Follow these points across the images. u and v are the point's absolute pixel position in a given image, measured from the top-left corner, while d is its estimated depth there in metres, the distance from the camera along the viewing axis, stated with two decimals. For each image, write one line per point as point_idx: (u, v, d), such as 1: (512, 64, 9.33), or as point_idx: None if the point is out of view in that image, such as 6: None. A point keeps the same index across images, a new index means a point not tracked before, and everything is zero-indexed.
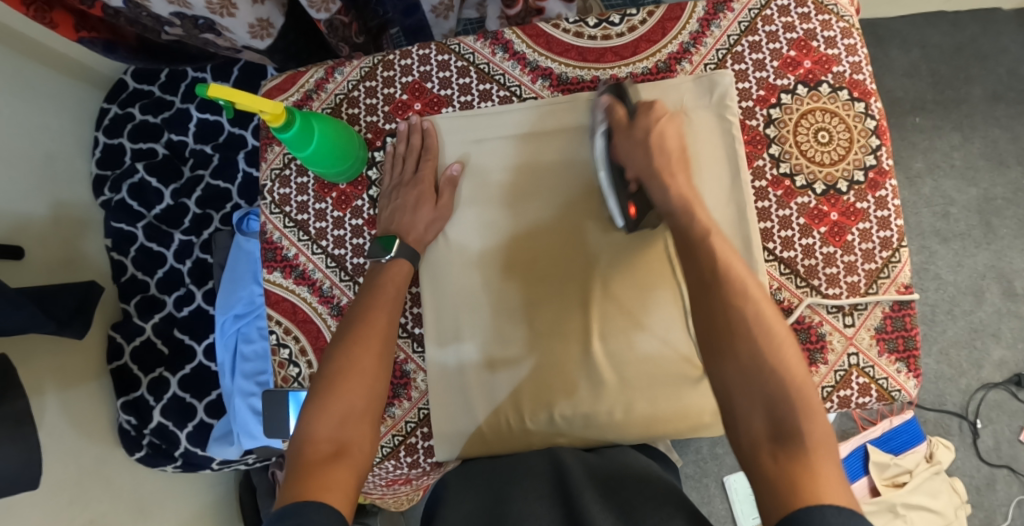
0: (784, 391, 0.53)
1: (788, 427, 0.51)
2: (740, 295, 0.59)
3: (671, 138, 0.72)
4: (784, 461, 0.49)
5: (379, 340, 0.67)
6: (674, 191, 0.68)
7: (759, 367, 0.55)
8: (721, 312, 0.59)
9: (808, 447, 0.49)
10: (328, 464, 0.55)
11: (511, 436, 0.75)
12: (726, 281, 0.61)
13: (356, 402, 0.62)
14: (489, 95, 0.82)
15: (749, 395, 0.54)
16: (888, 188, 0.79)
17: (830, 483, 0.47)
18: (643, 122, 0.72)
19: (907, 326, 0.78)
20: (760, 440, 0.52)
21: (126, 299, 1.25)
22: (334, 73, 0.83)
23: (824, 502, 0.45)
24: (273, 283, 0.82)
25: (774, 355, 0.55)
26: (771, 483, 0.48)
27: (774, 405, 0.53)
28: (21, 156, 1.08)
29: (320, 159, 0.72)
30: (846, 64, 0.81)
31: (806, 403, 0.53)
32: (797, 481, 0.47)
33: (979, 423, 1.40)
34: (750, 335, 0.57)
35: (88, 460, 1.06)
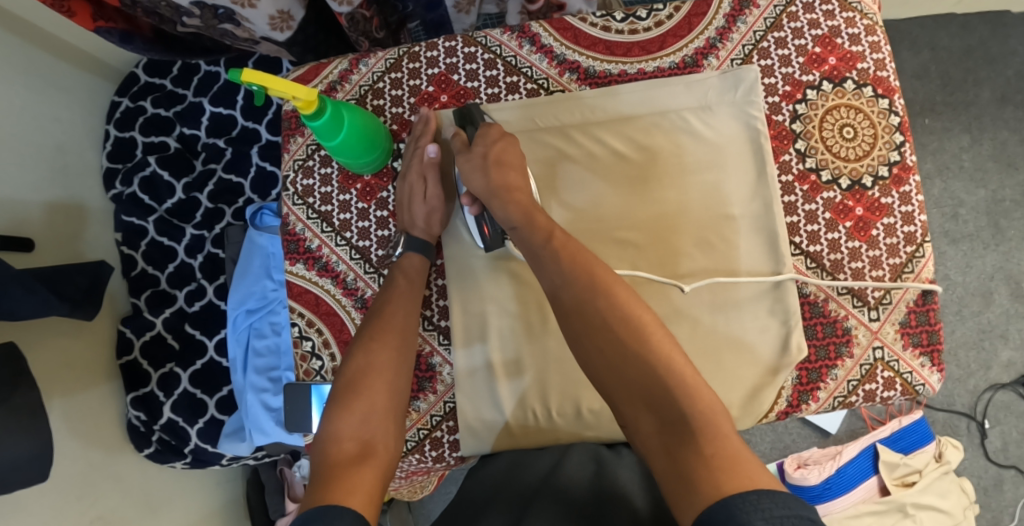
0: (662, 383, 0.53)
1: (673, 418, 0.51)
2: (590, 289, 0.60)
3: (513, 155, 0.73)
4: (676, 453, 0.49)
5: (398, 337, 0.67)
6: (513, 208, 0.69)
7: (621, 360, 0.55)
8: (581, 314, 0.59)
9: (695, 431, 0.50)
10: (353, 464, 0.54)
11: (538, 431, 0.75)
12: (574, 279, 0.61)
13: (378, 399, 0.61)
14: (516, 88, 0.82)
15: (628, 394, 0.54)
16: (911, 184, 0.79)
17: (736, 469, 0.46)
18: (483, 142, 0.73)
19: (931, 321, 0.78)
20: (649, 436, 0.52)
21: (137, 294, 1.23)
22: (359, 64, 0.83)
23: (724, 493, 0.44)
24: (296, 275, 0.81)
25: (638, 345, 0.55)
26: (670, 482, 0.48)
27: (651, 398, 0.53)
28: (32, 148, 1.07)
29: (348, 149, 0.72)
30: (870, 62, 0.81)
31: (683, 385, 0.53)
32: (696, 476, 0.47)
33: (987, 424, 1.41)
34: (604, 331, 0.57)
35: (97, 456, 1.05)
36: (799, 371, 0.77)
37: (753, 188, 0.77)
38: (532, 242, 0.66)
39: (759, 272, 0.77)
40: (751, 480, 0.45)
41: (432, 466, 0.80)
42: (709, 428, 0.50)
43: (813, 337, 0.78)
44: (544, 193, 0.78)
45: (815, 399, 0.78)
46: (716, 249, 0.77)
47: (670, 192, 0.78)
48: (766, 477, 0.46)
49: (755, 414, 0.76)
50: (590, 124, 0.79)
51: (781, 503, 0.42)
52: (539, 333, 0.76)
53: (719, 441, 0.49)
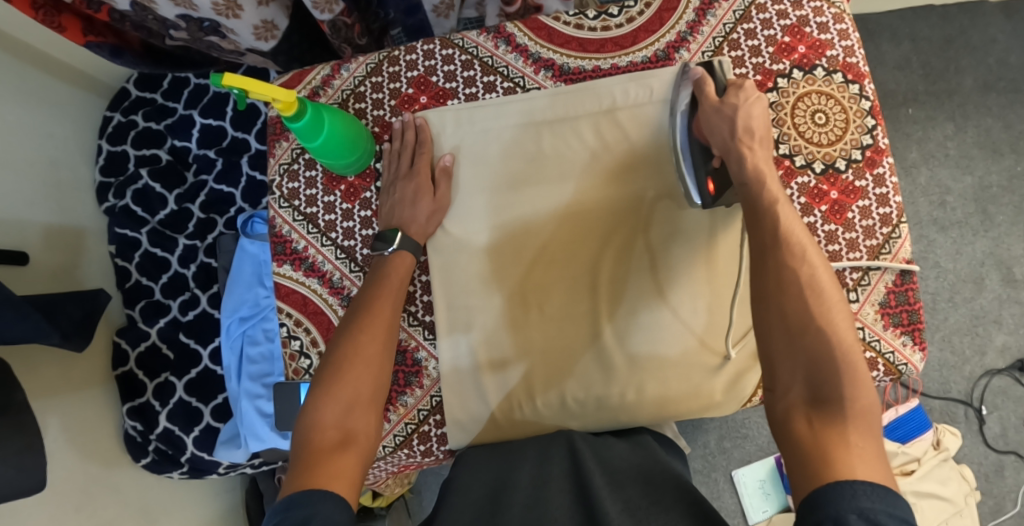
0: (832, 362, 0.54)
1: (831, 397, 0.53)
2: (795, 256, 0.60)
3: (762, 114, 0.69)
4: (821, 428, 0.51)
5: (384, 330, 0.70)
6: (750, 161, 0.66)
7: (803, 330, 0.56)
8: (777, 274, 0.60)
9: (849, 415, 0.51)
10: (335, 451, 0.57)
11: (523, 421, 0.76)
12: (783, 246, 0.61)
13: (361, 391, 0.65)
14: (493, 87, 0.83)
15: (794, 359, 0.56)
16: (885, 166, 0.81)
17: (867, 462, 0.48)
18: (738, 98, 0.69)
19: (910, 300, 0.79)
20: (797, 405, 0.54)
21: (131, 305, 1.24)
22: (340, 70, 0.84)
23: (856, 478, 0.46)
24: (283, 276, 0.82)
25: (825, 325, 0.56)
26: (802, 449, 0.51)
27: (815, 372, 0.54)
28: (25, 165, 1.09)
29: (329, 151, 0.73)
30: (839, 49, 0.83)
31: (852, 374, 0.54)
32: (831, 456, 0.48)
33: (984, 410, 1.41)
34: (798, 299, 0.58)
35: (94, 467, 1.06)
36: None
37: None
38: (754, 203, 0.65)
39: None
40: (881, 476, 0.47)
41: (421, 460, 0.81)
42: (862, 420, 0.51)
43: None
44: (524, 187, 0.79)
45: None
46: None
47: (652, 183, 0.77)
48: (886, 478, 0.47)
49: (738, 399, 0.76)
50: (568, 117, 0.80)
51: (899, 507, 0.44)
52: (525, 325, 0.77)
53: (871, 434, 0.50)
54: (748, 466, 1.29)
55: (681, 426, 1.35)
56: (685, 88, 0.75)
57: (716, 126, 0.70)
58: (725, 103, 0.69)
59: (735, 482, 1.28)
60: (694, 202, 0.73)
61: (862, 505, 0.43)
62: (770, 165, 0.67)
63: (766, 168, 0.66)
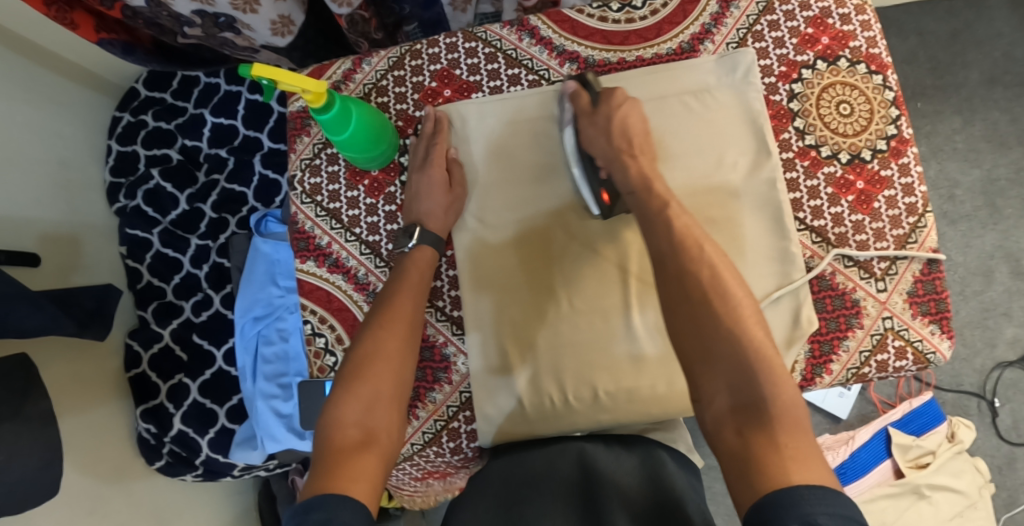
0: (747, 362, 0.54)
1: (754, 400, 0.52)
2: (697, 259, 0.60)
3: (636, 124, 0.72)
4: (750, 434, 0.51)
5: (405, 328, 0.68)
6: (635, 171, 0.69)
7: (715, 333, 0.56)
8: (679, 279, 0.59)
9: (773, 415, 0.51)
10: (356, 451, 0.55)
11: (554, 415, 0.76)
12: (683, 249, 0.61)
13: (383, 387, 0.62)
14: (518, 80, 0.82)
15: (712, 368, 0.55)
16: (910, 155, 0.81)
17: (804, 463, 0.48)
18: (605, 110, 0.72)
19: (937, 289, 0.79)
20: (723, 415, 0.53)
21: (143, 306, 1.23)
22: (362, 64, 0.83)
23: (794, 483, 0.46)
24: (307, 273, 0.81)
25: (736, 324, 0.56)
26: (737, 459, 0.50)
27: (736, 376, 0.54)
28: (34, 163, 1.08)
29: (354, 143, 0.72)
30: (862, 40, 0.82)
31: (768, 370, 0.54)
32: (766, 462, 0.48)
33: (997, 402, 1.41)
34: (704, 303, 0.57)
35: (107, 469, 1.05)
36: (811, 344, 0.78)
37: (752, 163, 0.78)
38: (646, 209, 0.66)
39: (765, 249, 0.77)
40: (816, 473, 0.47)
41: (450, 459, 0.80)
42: (788, 414, 0.51)
43: (823, 310, 0.79)
44: (551, 181, 0.79)
45: (828, 372, 0.78)
46: (722, 226, 0.77)
47: (676, 174, 0.78)
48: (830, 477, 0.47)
49: None
50: None
51: (841, 504, 0.43)
52: (552, 318, 0.76)
53: (796, 431, 0.50)
54: None
55: None
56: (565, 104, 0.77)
57: (594, 139, 0.72)
58: (598, 111, 0.72)
59: None
60: (595, 213, 0.75)
61: (814, 516, 0.42)
62: (654, 171, 0.69)
63: (650, 171, 0.69)
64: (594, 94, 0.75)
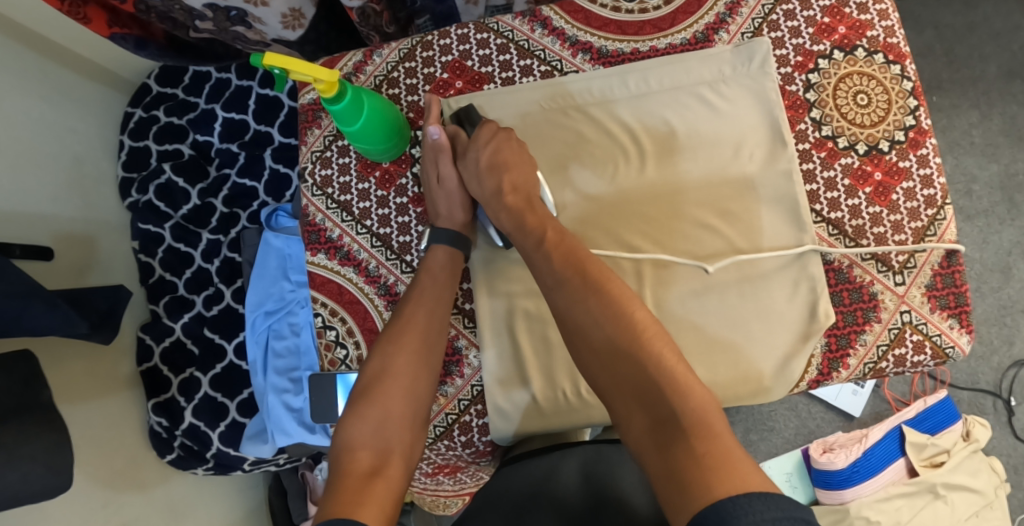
0: (652, 381, 0.54)
1: (665, 415, 0.52)
2: (582, 287, 0.60)
3: (507, 153, 0.72)
4: (669, 450, 0.50)
5: (417, 343, 0.68)
6: (505, 215, 0.70)
7: (614, 361, 0.56)
8: (570, 311, 0.60)
9: (685, 428, 0.50)
10: (366, 478, 0.55)
11: (569, 410, 0.75)
12: (568, 277, 0.62)
13: (393, 406, 0.63)
14: (530, 71, 0.81)
15: (622, 394, 0.55)
16: (929, 146, 0.79)
17: (731, 471, 0.46)
18: (476, 146, 0.73)
19: (957, 283, 0.77)
20: (641, 435, 0.53)
21: (155, 300, 1.24)
22: (373, 56, 0.82)
23: (716, 496, 0.44)
24: (318, 265, 0.81)
25: (634, 344, 0.56)
26: (662, 479, 0.49)
27: (644, 397, 0.54)
28: (49, 160, 1.09)
29: (367, 134, 0.72)
30: (880, 29, 0.81)
31: (674, 383, 0.53)
32: (689, 478, 0.47)
33: (1013, 401, 1.41)
34: (601, 329, 0.58)
35: (119, 465, 1.06)
36: (828, 338, 0.77)
37: (768, 154, 0.77)
38: (524, 246, 0.67)
39: (785, 242, 0.76)
40: (740, 482, 0.45)
41: (461, 454, 0.79)
42: (703, 423, 0.50)
43: (840, 304, 0.77)
44: (562, 175, 0.77)
45: (846, 367, 0.77)
46: (740, 218, 0.76)
47: (692, 166, 0.77)
48: (758, 477, 0.46)
49: (789, 383, 0.75)
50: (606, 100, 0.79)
51: (772, 506, 0.42)
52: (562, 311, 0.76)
53: (712, 440, 0.49)
54: None
55: None
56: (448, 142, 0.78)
57: (470, 179, 0.73)
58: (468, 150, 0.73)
59: None
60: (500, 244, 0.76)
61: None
62: (527, 204, 0.69)
63: (521, 208, 0.69)
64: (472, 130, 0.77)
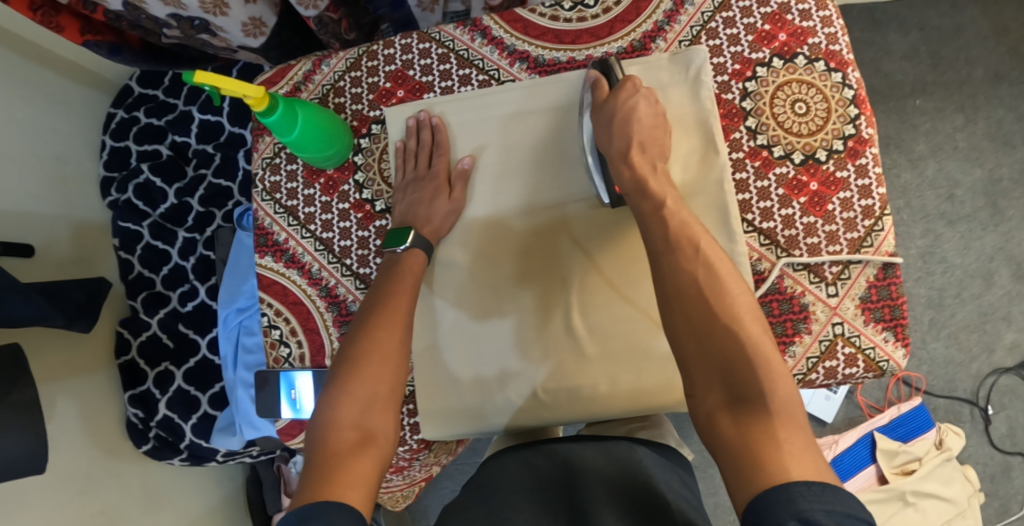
0: (747, 361, 0.54)
1: (748, 396, 0.53)
2: (691, 256, 0.60)
3: (644, 115, 0.70)
4: (747, 428, 0.52)
5: (401, 327, 0.69)
6: (630, 175, 0.68)
7: (709, 330, 0.56)
8: (670, 276, 0.60)
9: (771, 411, 0.52)
10: (353, 453, 0.57)
11: (498, 410, 0.77)
12: (676, 247, 0.61)
13: (380, 386, 0.63)
14: (468, 80, 0.83)
15: (705, 365, 0.56)
16: (868, 156, 0.79)
17: (804, 459, 0.49)
18: (615, 100, 0.71)
19: (892, 295, 0.77)
20: (717, 409, 0.54)
21: (133, 296, 1.29)
22: (321, 65, 0.85)
23: (792, 479, 0.47)
24: (265, 267, 0.84)
25: (732, 322, 0.56)
26: (734, 450, 0.51)
27: (729, 375, 0.54)
28: (32, 160, 1.14)
29: (305, 143, 0.74)
30: (822, 36, 0.81)
31: (768, 367, 0.54)
32: (764, 456, 0.49)
33: (991, 410, 1.40)
34: (700, 301, 0.58)
35: (98, 453, 1.11)
36: None
37: (700, 163, 0.78)
38: (640, 208, 0.66)
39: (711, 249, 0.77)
40: (805, 470, 0.48)
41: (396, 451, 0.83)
42: (786, 412, 0.52)
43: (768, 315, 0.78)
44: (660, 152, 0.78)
45: None
46: None
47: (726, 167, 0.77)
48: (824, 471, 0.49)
49: None
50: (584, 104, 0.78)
51: (840, 500, 0.45)
52: (493, 312, 0.78)
53: (781, 427, 0.51)
54: None
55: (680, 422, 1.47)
56: (586, 91, 0.75)
57: (599, 132, 0.71)
58: (607, 102, 0.71)
59: None
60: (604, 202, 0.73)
61: (810, 512, 0.44)
62: (651, 168, 0.68)
63: (645, 172, 0.68)
64: (615, 81, 0.74)
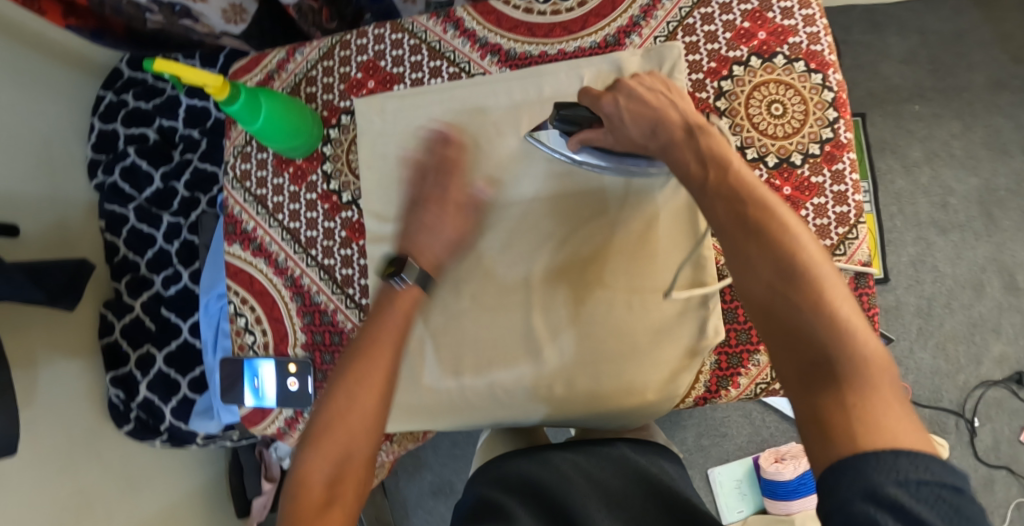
0: (820, 327, 0.51)
1: (820, 362, 0.49)
2: (751, 223, 0.57)
3: (661, 95, 0.69)
4: (818, 395, 0.48)
5: (386, 379, 0.66)
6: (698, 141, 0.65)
7: (778, 298, 0.54)
8: (742, 245, 0.57)
9: (849, 377, 0.47)
10: (317, 516, 0.58)
11: (458, 407, 0.77)
12: (736, 215, 0.58)
13: (354, 444, 0.63)
14: (439, 72, 0.82)
15: (777, 333, 0.53)
16: (845, 161, 0.78)
17: (895, 428, 0.44)
18: (626, 84, 0.71)
19: (863, 306, 0.77)
20: (790, 379, 0.51)
21: (118, 278, 1.30)
22: (295, 54, 0.85)
23: (861, 448, 0.43)
24: (233, 255, 0.84)
25: (801, 290, 0.53)
26: (807, 421, 0.48)
27: (803, 340, 0.51)
28: (20, 140, 1.14)
29: (270, 134, 0.75)
30: (803, 36, 0.79)
31: (847, 331, 0.50)
32: (836, 426, 0.45)
33: (976, 422, 1.38)
34: (772, 267, 0.55)
35: (77, 433, 1.12)
36: (718, 356, 0.77)
37: None
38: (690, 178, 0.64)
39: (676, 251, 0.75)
40: (894, 437, 0.43)
41: None
42: (871, 375, 0.47)
43: (733, 321, 0.77)
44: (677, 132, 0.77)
45: (735, 386, 0.77)
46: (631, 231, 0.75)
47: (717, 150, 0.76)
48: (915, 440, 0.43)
49: (672, 398, 0.75)
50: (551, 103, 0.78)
51: (921, 466, 0.41)
52: (452, 309, 0.78)
53: (873, 395, 0.46)
54: (724, 466, 1.41)
55: (661, 423, 1.45)
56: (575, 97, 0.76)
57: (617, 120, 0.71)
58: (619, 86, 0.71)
59: (711, 481, 1.40)
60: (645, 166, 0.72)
61: (888, 484, 0.40)
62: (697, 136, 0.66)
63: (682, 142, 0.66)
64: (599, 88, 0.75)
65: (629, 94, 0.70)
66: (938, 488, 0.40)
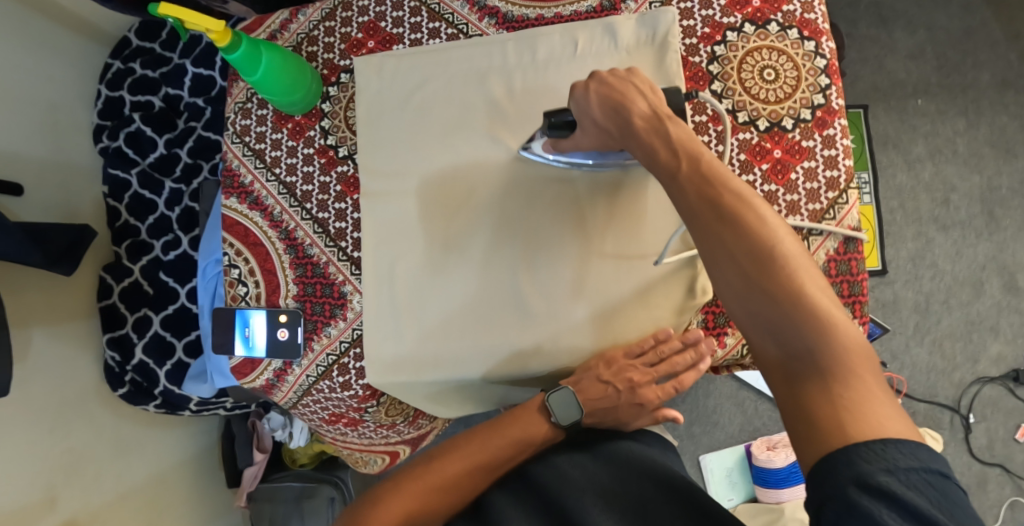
0: (798, 319, 0.53)
1: (799, 351, 0.53)
2: (719, 225, 0.59)
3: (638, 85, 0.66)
4: (799, 385, 0.52)
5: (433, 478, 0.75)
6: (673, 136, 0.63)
7: (752, 292, 0.56)
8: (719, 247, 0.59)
9: (828, 370, 0.50)
10: None
11: (443, 362, 0.78)
12: (710, 216, 0.59)
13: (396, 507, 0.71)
14: (437, 33, 0.84)
15: (756, 331, 0.57)
16: (836, 127, 0.79)
17: (884, 417, 0.47)
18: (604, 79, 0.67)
19: (851, 270, 0.77)
20: (775, 369, 0.55)
21: (118, 242, 1.32)
22: (298, 14, 0.87)
23: (851, 441, 0.46)
24: (230, 208, 0.86)
25: (782, 287, 0.55)
26: (793, 416, 0.51)
27: (783, 331, 0.54)
28: (27, 103, 1.16)
29: (269, 85, 0.76)
30: (796, 5, 0.80)
31: (827, 320, 0.52)
32: (821, 416, 0.48)
33: (971, 418, 1.37)
34: (748, 267, 0.57)
35: (71, 393, 1.14)
36: (705, 314, 0.77)
37: None
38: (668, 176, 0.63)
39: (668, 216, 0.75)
40: (881, 426, 0.46)
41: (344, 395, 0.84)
42: (852, 359, 0.50)
43: None
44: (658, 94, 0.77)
45: (722, 345, 0.77)
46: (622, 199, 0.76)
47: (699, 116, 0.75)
48: (900, 422, 0.47)
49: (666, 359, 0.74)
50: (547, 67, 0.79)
51: (909, 455, 0.44)
52: (440, 264, 0.79)
53: (856, 382, 0.49)
54: (714, 453, 1.40)
55: None
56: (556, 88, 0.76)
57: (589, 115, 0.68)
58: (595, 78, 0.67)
59: (702, 467, 1.39)
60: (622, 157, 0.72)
61: (876, 474, 0.43)
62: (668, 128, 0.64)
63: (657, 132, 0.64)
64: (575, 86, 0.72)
65: (601, 82, 0.67)
66: (922, 472, 0.43)
